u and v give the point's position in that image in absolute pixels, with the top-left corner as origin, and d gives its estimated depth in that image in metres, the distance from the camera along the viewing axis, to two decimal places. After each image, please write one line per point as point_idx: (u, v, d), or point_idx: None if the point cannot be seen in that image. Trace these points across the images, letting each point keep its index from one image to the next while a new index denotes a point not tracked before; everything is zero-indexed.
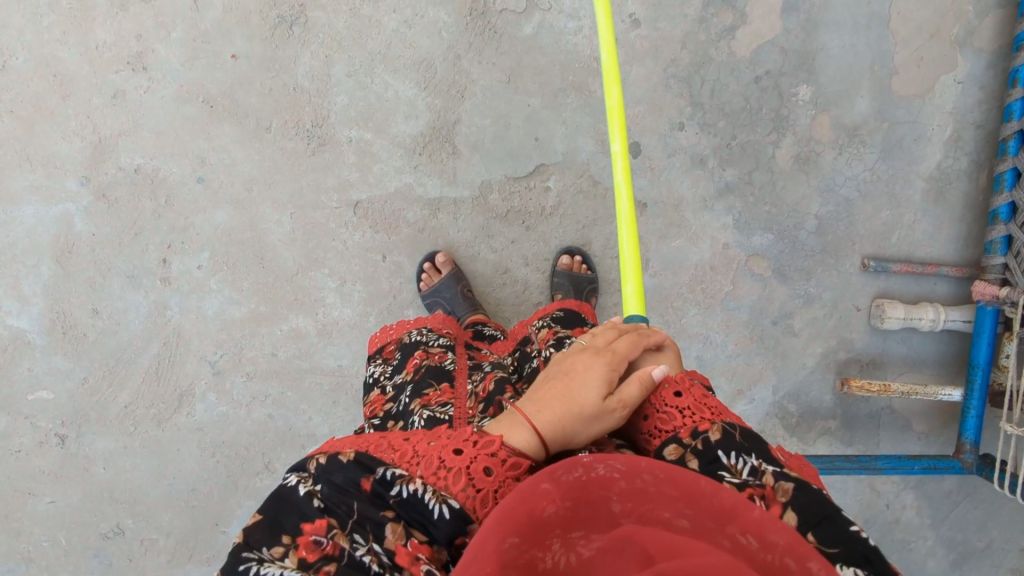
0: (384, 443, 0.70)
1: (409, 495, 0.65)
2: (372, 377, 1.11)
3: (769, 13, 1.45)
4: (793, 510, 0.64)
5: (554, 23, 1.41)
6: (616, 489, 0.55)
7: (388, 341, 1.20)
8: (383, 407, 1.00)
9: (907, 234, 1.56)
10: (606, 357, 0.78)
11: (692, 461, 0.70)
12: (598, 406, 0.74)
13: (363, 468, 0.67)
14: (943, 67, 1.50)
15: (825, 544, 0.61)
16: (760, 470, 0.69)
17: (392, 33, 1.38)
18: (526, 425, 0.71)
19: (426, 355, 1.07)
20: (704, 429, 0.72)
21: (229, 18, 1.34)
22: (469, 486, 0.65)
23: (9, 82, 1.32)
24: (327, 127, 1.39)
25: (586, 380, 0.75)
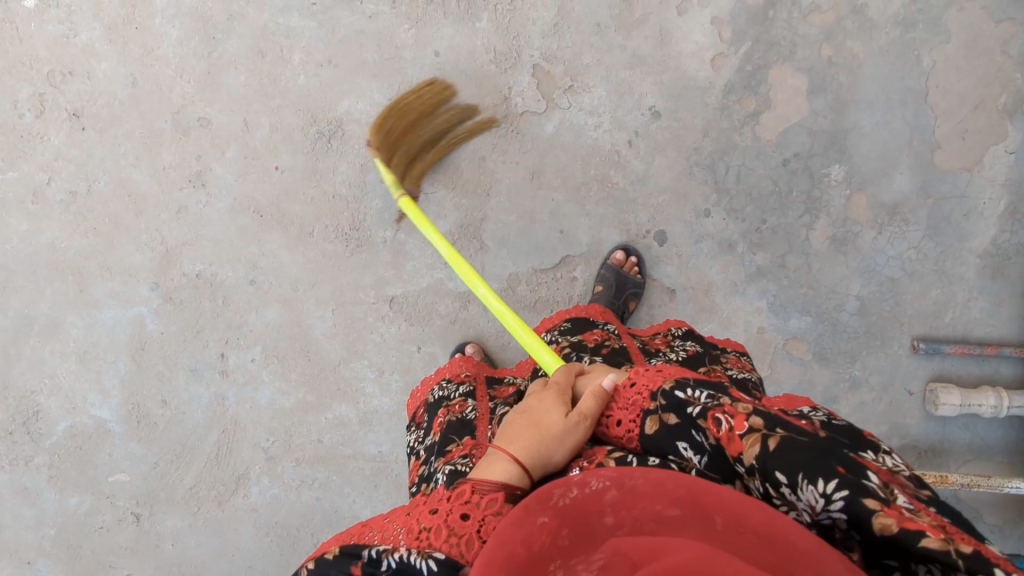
0: (368, 533, 0.74)
1: (396, 563, 0.67)
2: (409, 446, 1.12)
3: (795, 96, 1.43)
4: (756, 415, 0.67)
5: (574, 120, 1.45)
6: (608, 502, 0.55)
7: (419, 407, 1.20)
8: (417, 472, 1.02)
9: (962, 313, 1.48)
10: (551, 391, 0.87)
11: (669, 418, 0.75)
12: (562, 422, 0.79)
13: (351, 557, 0.70)
14: (992, 138, 1.42)
15: (794, 435, 0.64)
16: (715, 394, 0.72)
17: (420, 140, 1.46)
18: (507, 459, 0.75)
19: (449, 410, 1.09)
20: (660, 391, 0.78)
21: (276, 136, 1.46)
22: (451, 535, 0.68)
23: (93, 203, 1.50)
24: (364, 230, 1.49)
25: (544, 409, 0.82)
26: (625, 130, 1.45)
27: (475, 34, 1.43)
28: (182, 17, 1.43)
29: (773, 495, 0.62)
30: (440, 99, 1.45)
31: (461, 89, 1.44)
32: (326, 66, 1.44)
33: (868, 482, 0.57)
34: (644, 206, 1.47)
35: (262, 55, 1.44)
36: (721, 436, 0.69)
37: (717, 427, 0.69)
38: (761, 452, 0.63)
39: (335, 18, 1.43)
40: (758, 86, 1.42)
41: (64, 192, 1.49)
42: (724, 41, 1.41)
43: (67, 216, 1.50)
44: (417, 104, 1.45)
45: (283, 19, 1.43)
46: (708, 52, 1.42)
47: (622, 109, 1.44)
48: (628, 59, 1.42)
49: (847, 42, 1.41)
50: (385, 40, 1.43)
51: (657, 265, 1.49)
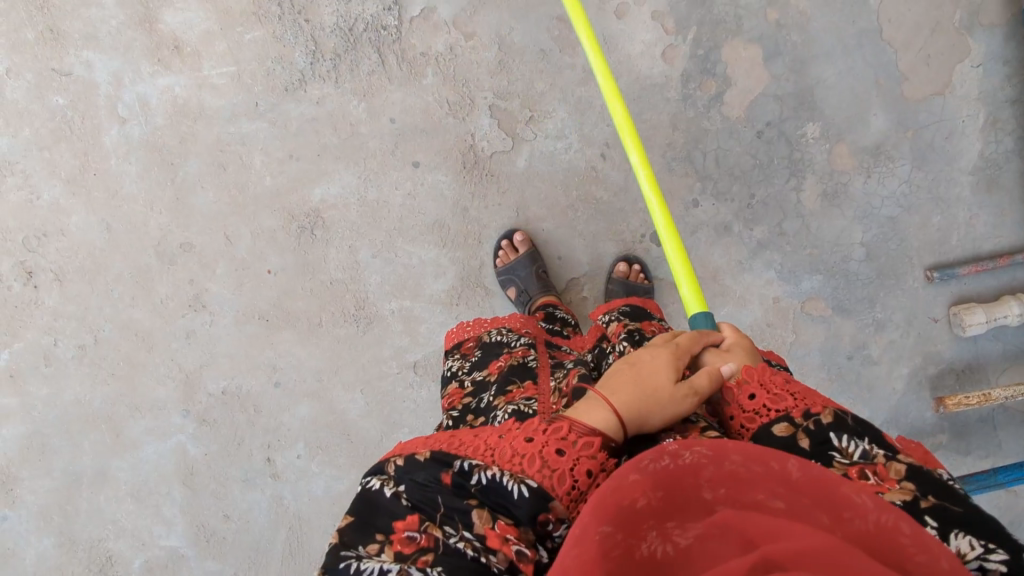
0: (456, 440, 0.75)
1: (488, 481, 0.69)
2: (451, 372, 1.13)
3: (752, 68, 1.42)
4: (912, 481, 0.64)
5: (543, 148, 1.44)
6: (706, 477, 0.57)
7: (467, 338, 1.20)
8: (462, 400, 1.01)
9: (968, 232, 1.48)
10: (670, 349, 0.81)
11: (804, 440, 0.70)
12: (671, 389, 0.75)
13: (441, 464, 0.72)
14: (956, 57, 1.42)
15: (949, 504, 0.61)
16: (873, 449, 0.68)
17: (400, 207, 1.46)
18: (607, 408, 0.73)
19: (510, 355, 1.07)
20: (816, 410, 0.72)
21: (260, 242, 1.46)
22: (544, 467, 0.69)
23: (104, 351, 1.51)
24: (369, 306, 1.49)
25: (655, 366, 0.78)
26: (595, 145, 1.44)
27: (424, 91, 1.41)
28: (135, 151, 1.43)
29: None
30: (408, 162, 1.44)
31: (426, 148, 1.44)
32: (289, 160, 1.44)
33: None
34: (633, 213, 1.47)
35: (223, 166, 1.44)
36: (861, 482, 0.65)
37: (860, 477, 0.65)
38: (910, 501, 0.61)
39: (283, 113, 1.42)
40: (714, 68, 1.42)
41: (73, 347, 1.51)
42: (670, 33, 1.41)
43: (84, 369, 1.52)
44: (387, 173, 1.44)
45: (233, 127, 1.42)
46: (657, 47, 1.41)
47: (587, 126, 1.43)
48: (580, 76, 1.42)
49: (790, 2, 1.41)
50: (338, 120, 1.42)
51: (661, 265, 1.49)
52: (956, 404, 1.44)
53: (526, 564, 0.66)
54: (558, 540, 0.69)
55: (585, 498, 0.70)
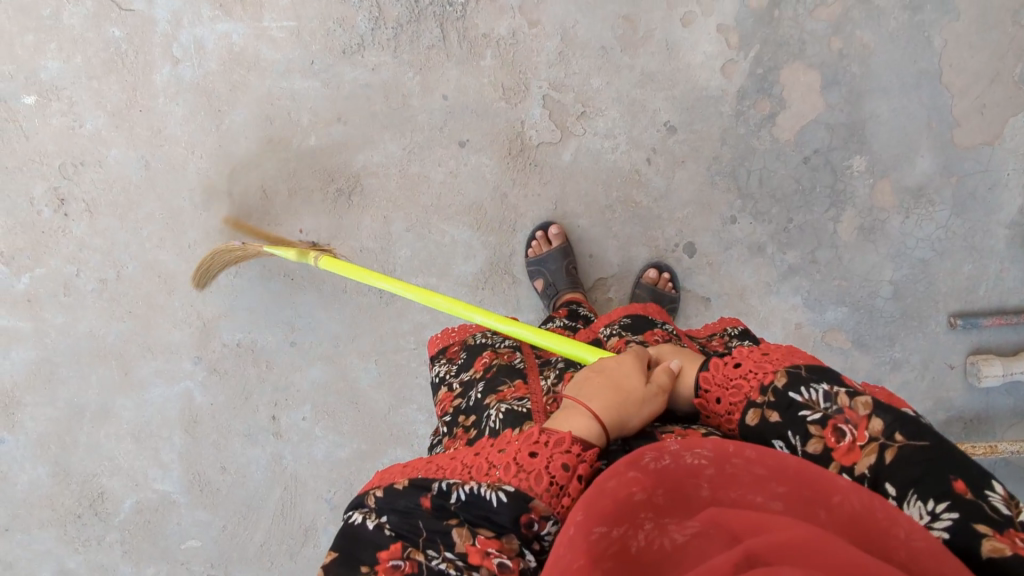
0: (434, 464, 0.72)
1: (466, 496, 0.66)
2: (440, 377, 1.12)
3: (808, 93, 1.42)
4: (878, 417, 0.64)
5: (590, 145, 1.44)
6: (706, 476, 0.57)
7: (453, 343, 1.19)
8: (454, 404, 1.01)
9: (996, 285, 1.50)
10: (628, 357, 0.82)
11: (773, 416, 0.69)
12: (640, 389, 0.77)
13: (418, 489, 0.69)
14: (1010, 110, 1.43)
15: (913, 440, 0.61)
16: (831, 393, 0.67)
17: (440, 184, 1.45)
18: (587, 413, 0.72)
19: (494, 355, 1.07)
20: (769, 379, 0.70)
21: (296, 200, 1.46)
22: (519, 471, 0.66)
23: (125, 287, 1.50)
24: (396, 279, 1.49)
25: (620, 373, 0.79)
26: (642, 149, 1.44)
27: (481, 72, 1.41)
28: (184, 93, 1.42)
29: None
30: (454, 141, 1.44)
31: (475, 129, 1.43)
32: (336, 123, 1.43)
33: (990, 497, 0.56)
34: (669, 221, 1.47)
35: (270, 120, 1.43)
36: (838, 447, 0.65)
37: (837, 441, 0.65)
38: (879, 462, 0.62)
39: (337, 75, 1.42)
40: (771, 88, 1.42)
41: (95, 280, 1.50)
42: (732, 47, 1.41)
43: (102, 303, 1.51)
44: (432, 149, 1.44)
45: (286, 82, 1.42)
46: (717, 60, 1.41)
47: (637, 129, 1.43)
48: (637, 78, 1.42)
49: (855, 33, 1.41)
50: (391, 89, 1.42)
51: (689, 276, 1.50)
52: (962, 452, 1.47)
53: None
54: (547, 539, 0.66)
55: (568, 493, 0.66)
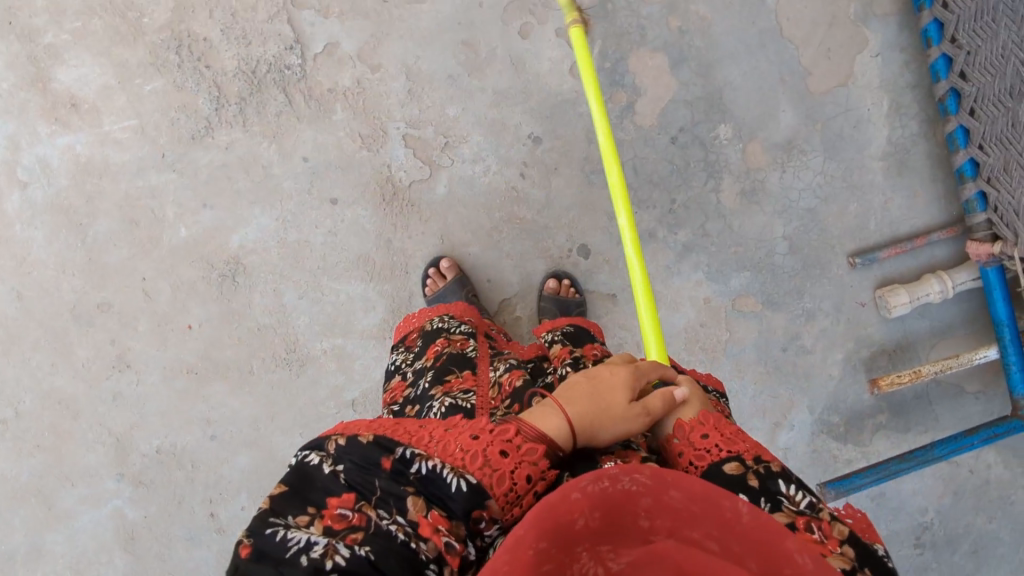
0: (401, 426, 0.72)
1: (428, 471, 0.66)
2: (394, 364, 1.14)
3: (660, 76, 1.43)
4: (850, 546, 0.64)
5: (461, 173, 1.43)
6: (644, 507, 0.54)
7: (411, 330, 1.22)
8: (403, 393, 1.03)
9: (884, 216, 1.52)
10: (631, 368, 0.80)
11: (753, 480, 0.70)
12: (623, 407, 0.75)
13: (382, 447, 0.68)
14: (855, 49, 1.46)
15: None
16: (819, 503, 0.68)
17: (322, 245, 1.42)
18: (560, 415, 0.73)
19: (448, 342, 1.10)
20: (766, 458, 0.73)
21: (180, 294, 1.41)
22: (486, 465, 0.67)
23: (27, 423, 1.45)
24: (302, 348, 1.45)
25: (613, 384, 0.77)
26: (513, 165, 1.44)
27: (335, 127, 1.39)
28: (39, 215, 1.38)
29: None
30: (326, 199, 1.41)
31: (343, 184, 1.41)
32: (201, 209, 1.39)
33: None
34: (558, 228, 1.47)
35: (136, 222, 1.39)
36: (806, 534, 0.64)
37: (806, 529, 0.65)
38: (850, 570, 0.60)
39: (191, 161, 1.38)
40: (622, 78, 1.43)
41: None
42: (576, 48, 1.41)
43: (7, 443, 1.46)
44: (306, 213, 1.41)
45: (142, 180, 1.38)
46: (564, 63, 1.41)
47: (503, 147, 1.43)
48: (491, 98, 1.41)
49: (690, 8, 1.42)
50: (250, 164, 1.39)
51: (591, 277, 1.49)
52: (889, 384, 1.49)
53: (453, 558, 0.63)
54: (485, 539, 0.67)
55: (521, 502, 0.68)
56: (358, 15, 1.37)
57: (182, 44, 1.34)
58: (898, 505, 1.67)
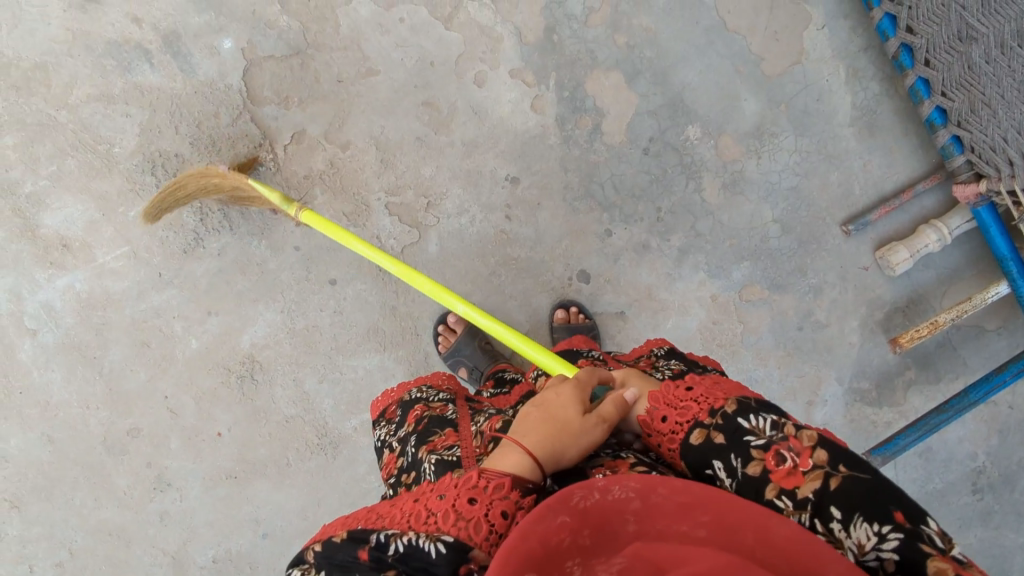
0: (374, 515, 0.74)
1: (404, 547, 0.67)
2: (381, 442, 1.09)
3: (619, 93, 1.46)
4: (822, 450, 0.69)
5: (449, 227, 1.45)
6: (631, 511, 0.56)
7: (390, 403, 1.17)
8: (393, 464, 0.99)
9: (866, 179, 1.54)
10: (574, 386, 0.84)
11: (718, 437, 0.74)
12: (579, 420, 0.78)
13: (356, 540, 0.70)
14: (800, 26, 1.48)
15: (857, 472, 0.66)
16: (781, 422, 0.72)
17: (331, 327, 1.44)
18: (519, 448, 0.74)
19: (428, 407, 1.06)
20: (719, 404, 0.76)
21: (204, 404, 1.43)
22: (458, 519, 0.67)
23: (82, 561, 1.46)
24: (331, 431, 1.47)
25: (562, 403, 0.80)
26: (497, 209, 1.46)
27: (319, 211, 1.42)
28: (54, 358, 1.40)
29: (819, 526, 0.65)
30: (325, 282, 1.43)
31: (338, 263, 1.43)
32: (208, 317, 1.42)
33: (924, 529, 0.61)
34: (554, 260, 1.49)
35: (147, 343, 1.41)
36: (779, 471, 0.69)
37: (778, 464, 0.70)
38: (821, 489, 0.66)
39: (189, 274, 1.41)
40: (583, 104, 1.45)
41: (51, 567, 1.47)
42: (532, 85, 1.44)
43: None
44: (309, 299, 1.43)
45: (145, 303, 1.40)
46: (524, 102, 1.44)
47: (484, 194, 1.45)
48: (461, 150, 1.44)
49: (633, 23, 1.45)
50: (244, 264, 1.41)
51: (597, 299, 1.51)
52: (911, 339, 1.48)
53: None
54: None
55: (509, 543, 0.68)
56: (316, 100, 1.39)
57: (157, 165, 1.37)
58: (947, 456, 1.66)
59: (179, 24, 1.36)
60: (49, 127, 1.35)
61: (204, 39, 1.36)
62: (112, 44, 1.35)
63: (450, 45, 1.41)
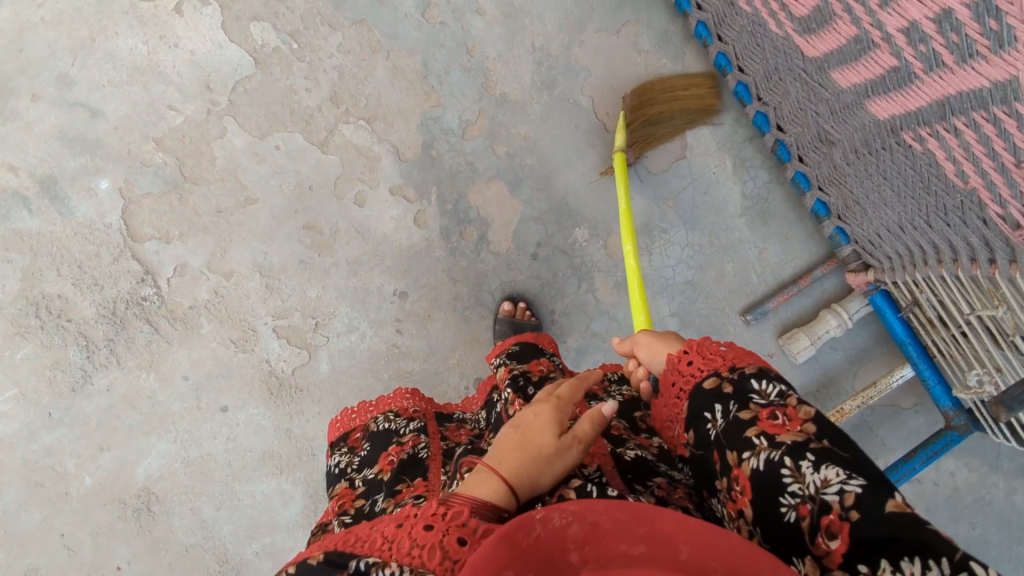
0: (354, 534, 0.58)
1: None
2: (339, 470, 0.97)
3: (502, 201, 1.45)
4: (811, 427, 0.60)
5: (340, 346, 1.45)
6: (573, 538, 0.45)
7: (354, 427, 1.06)
8: (352, 503, 0.86)
9: (764, 267, 1.50)
10: (551, 402, 0.73)
11: (728, 386, 0.68)
12: (555, 443, 0.66)
13: (332, 566, 0.54)
14: (682, 121, 1.47)
15: (835, 449, 0.57)
16: (789, 391, 0.64)
17: (226, 453, 1.44)
18: (496, 477, 0.61)
19: (400, 446, 0.92)
20: (743, 363, 0.69)
21: (101, 539, 1.42)
22: (446, 560, 0.52)
23: None
24: (232, 557, 1.45)
25: (539, 426, 0.68)
26: (387, 324, 1.45)
27: (206, 339, 1.42)
28: None
29: (785, 466, 0.58)
30: (216, 409, 1.43)
31: (229, 390, 1.43)
32: (100, 453, 1.41)
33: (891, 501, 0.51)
34: (449, 370, 1.46)
35: (40, 483, 1.41)
36: (766, 424, 0.62)
37: (767, 419, 0.62)
38: (798, 444, 0.59)
39: (79, 412, 1.40)
40: (467, 214, 1.45)
41: None
42: (413, 200, 1.44)
43: None
44: (201, 428, 1.43)
45: (37, 443, 1.40)
46: (407, 217, 1.44)
47: (372, 311, 1.45)
48: (347, 269, 1.43)
49: (510, 132, 1.45)
50: (134, 398, 1.41)
51: None
52: None
53: None
54: None
55: None
56: (197, 232, 1.40)
57: (41, 307, 1.37)
58: None
59: (56, 169, 1.37)
60: None
61: (81, 181, 1.37)
62: None
63: (327, 168, 1.42)
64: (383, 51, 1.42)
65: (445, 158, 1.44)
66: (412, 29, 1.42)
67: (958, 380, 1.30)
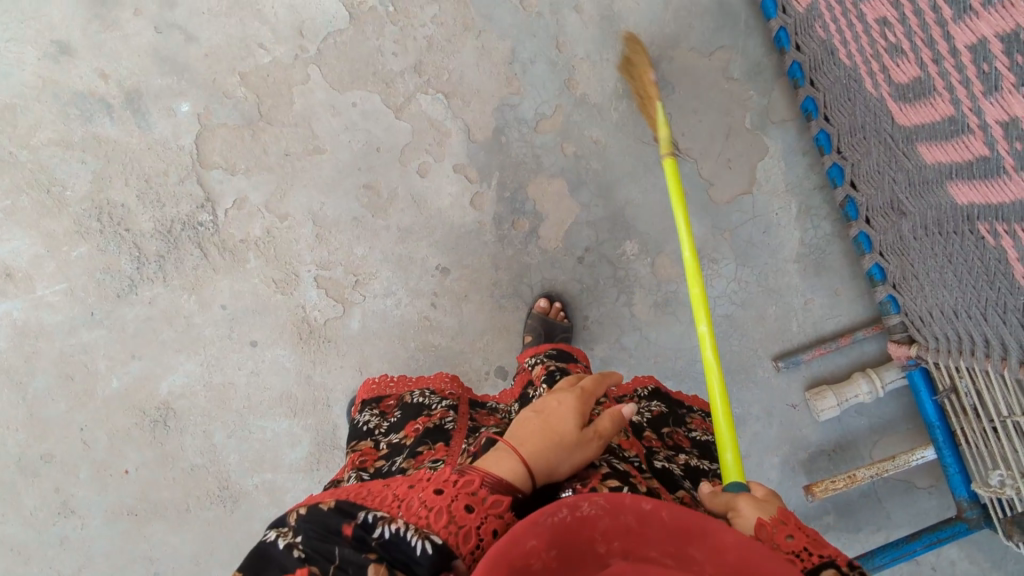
0: (365, 488, 0.62)
1: (390, 535, 0.56)
2: (363, 428, 1.00)
3: (560, 200, 1.45)
4: None
5: (374, 307, 1.47)
6: (600, 529, 0.49)
7: (387, 395, 1.09)
8: (373, 463, 0.88)
9: (806, 317, 1.48)
10: (576, 393, 0.74)
11: None
12: (577, 435, 0.68)
13: (343, 514, 0.59)
14: (756, 157, 1.45)
15: None
16: None
17: (246, 386, 1.48)
18: (515, 457, 0.64)
19: (427, 416, 0.94)
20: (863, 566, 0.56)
21: (116, 441, 1.49)
22: (450, 522, 0.57)
23: None
24: (233, 484, 1.50)
25: (563, 412, 0.70)
26: (424, 296, 1.47)
27: (249, 274, 1.46)
28: None
29: None
30: (246, 342, 1.47)
31: (261, 326, 1.47)
32: (131, 360, 1.47)
33: None
34: (473, 352, 1.48)
35: (71, 377, 1.47)
36: None
37: None
38: None
39: (119, 317, 1.46)
40: (523, 206, 1.45)
41: None
42: (474, 181, 1.45)
43: None
44: (228, 357, 1.47)
45: (74, 338, 1.46)
46: (464, 197, 1.45)
47: (412, 280, 1.47)
48: (396, 235, 1.46)
49: (583, 133, 1.45)
50: (172, 315, 1.46)
51: None
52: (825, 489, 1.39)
53: None
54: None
55: None
56: (262, 170, 1.43)
57: (104, 212, 1.43)
58: None
59: (142, 84, 1.41)
60: (9, 164, 1.42)
61: (163, 101, 1.42)
62: (77, 94, 1.41)
63: (398, 134, 1.44)
64: (475, 30, 1.43)
65: (514, 147, 1.44)
66: (508, 14, 1.42)
67: (979, 475, 1.28)
